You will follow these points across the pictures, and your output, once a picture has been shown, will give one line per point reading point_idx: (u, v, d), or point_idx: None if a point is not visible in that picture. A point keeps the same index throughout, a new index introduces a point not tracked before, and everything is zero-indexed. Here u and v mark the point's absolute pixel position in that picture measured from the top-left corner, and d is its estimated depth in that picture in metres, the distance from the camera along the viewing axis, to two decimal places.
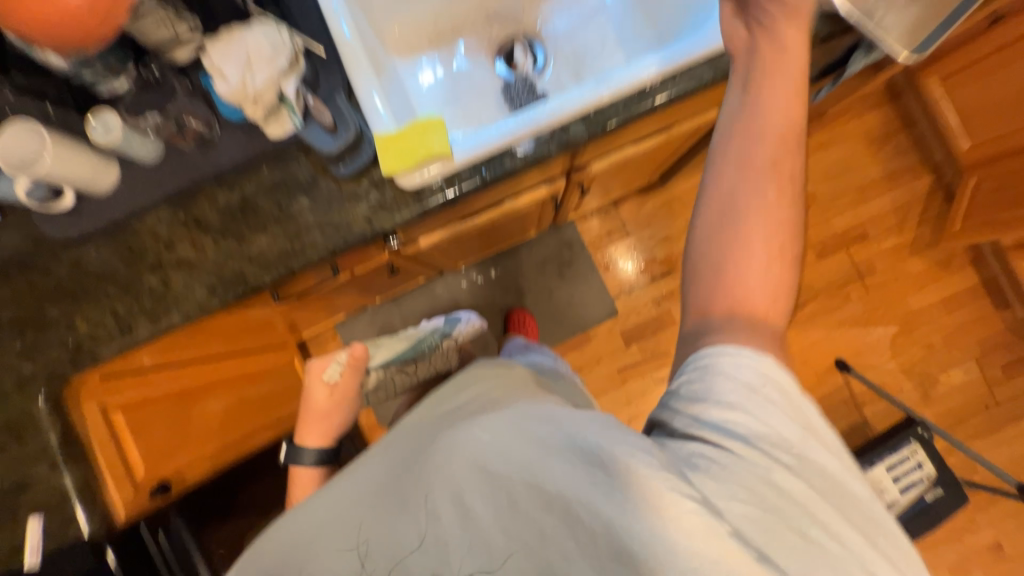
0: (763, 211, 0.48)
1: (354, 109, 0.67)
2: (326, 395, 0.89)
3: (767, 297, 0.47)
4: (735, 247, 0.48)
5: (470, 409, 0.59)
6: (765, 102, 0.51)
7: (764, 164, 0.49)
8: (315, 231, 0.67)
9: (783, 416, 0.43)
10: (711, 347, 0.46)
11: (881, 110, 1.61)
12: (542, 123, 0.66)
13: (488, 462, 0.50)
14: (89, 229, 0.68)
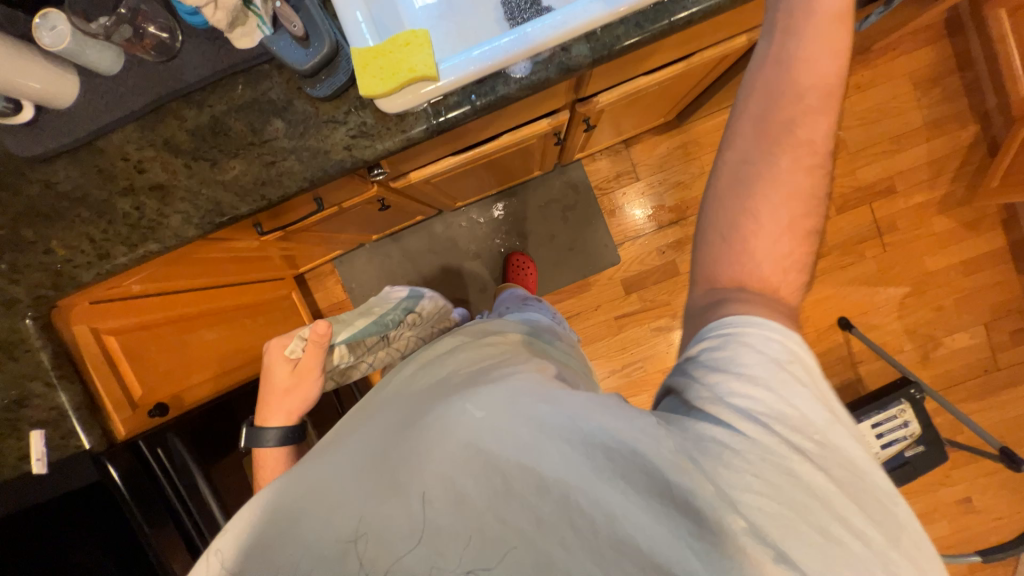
0: (790, 165, 0.48)
1: (329, 18, 0.59)
2: (291, 372, 0.77)
3: (781, 273, 0.48)
4: (751, 209, 0.49)
5: (463, 381, 0.57)
6: (800, 59, 0.48)
7: (787, 128, 0.48)
8: (292, 158, 0.63)
9: (808, 399, 0.42)
10: (734, 317, 0.46)
11: (937, 45, 1.42)
12: (541, 42, 0.58)
13: (482, 438, 0.46)
14: (53, 147, 0.64)
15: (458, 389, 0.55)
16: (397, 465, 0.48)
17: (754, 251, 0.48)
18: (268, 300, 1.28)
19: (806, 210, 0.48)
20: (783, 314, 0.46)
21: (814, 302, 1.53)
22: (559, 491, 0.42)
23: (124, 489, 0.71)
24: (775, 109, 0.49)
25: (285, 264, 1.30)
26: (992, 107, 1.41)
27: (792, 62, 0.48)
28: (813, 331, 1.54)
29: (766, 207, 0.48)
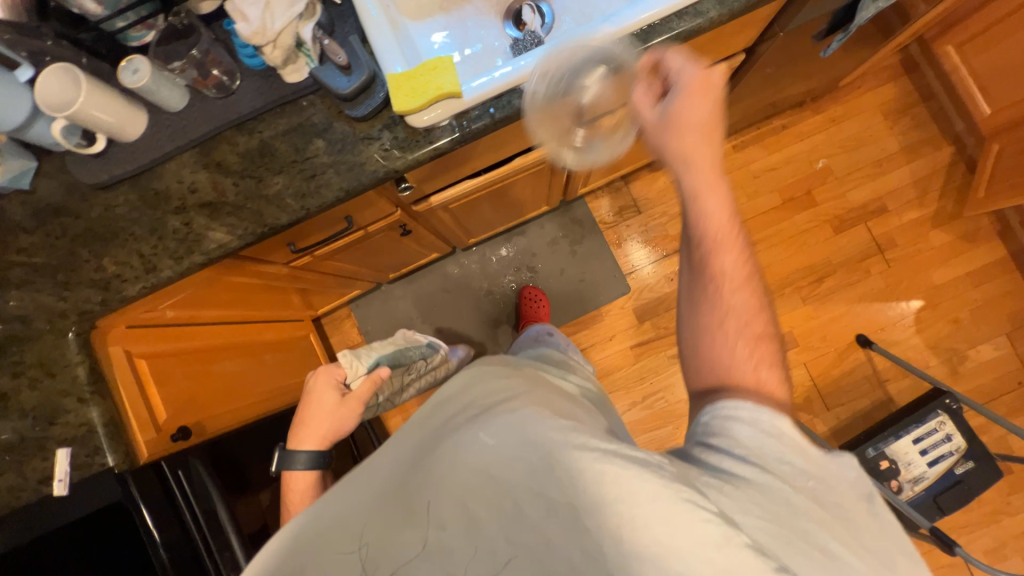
0: (732, 284, 0.55)
1: (368, 53, 0.69)
2: (339, 404, 0.81)
3: (756, 378, 0.52)
4: (715, 330, 0.55)
5: (476, 401, 0.56)
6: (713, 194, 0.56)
7: (725, 253, 0.55)
8: (330, 171, 0.70)
9: (795, 450, 0.46)
10: (724, 399, 0.50)
11: (899, 81, 1.57)
12: (549, 61, 0.67)
13: (491, 465, 0.46)
14: (116, 173, 0.71)
15: (469, 414, 0.52)
16: (411, 490, 0.48)
17: (741, 372, 0.52)
18: (287, 339, 1.30)
19: (761, 319, 0.54)
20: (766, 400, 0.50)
21: (829, 321, 1.53)
22: (565, 514, 0.43)
23: (143, 513, 0.69)
24: (716, 242, 0.55)
25: (304, 304, 1.33)
26: (962, 131, 1.52)
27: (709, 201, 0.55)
28: (832, 350, 1.52)
29: (732, 333, 0.54)
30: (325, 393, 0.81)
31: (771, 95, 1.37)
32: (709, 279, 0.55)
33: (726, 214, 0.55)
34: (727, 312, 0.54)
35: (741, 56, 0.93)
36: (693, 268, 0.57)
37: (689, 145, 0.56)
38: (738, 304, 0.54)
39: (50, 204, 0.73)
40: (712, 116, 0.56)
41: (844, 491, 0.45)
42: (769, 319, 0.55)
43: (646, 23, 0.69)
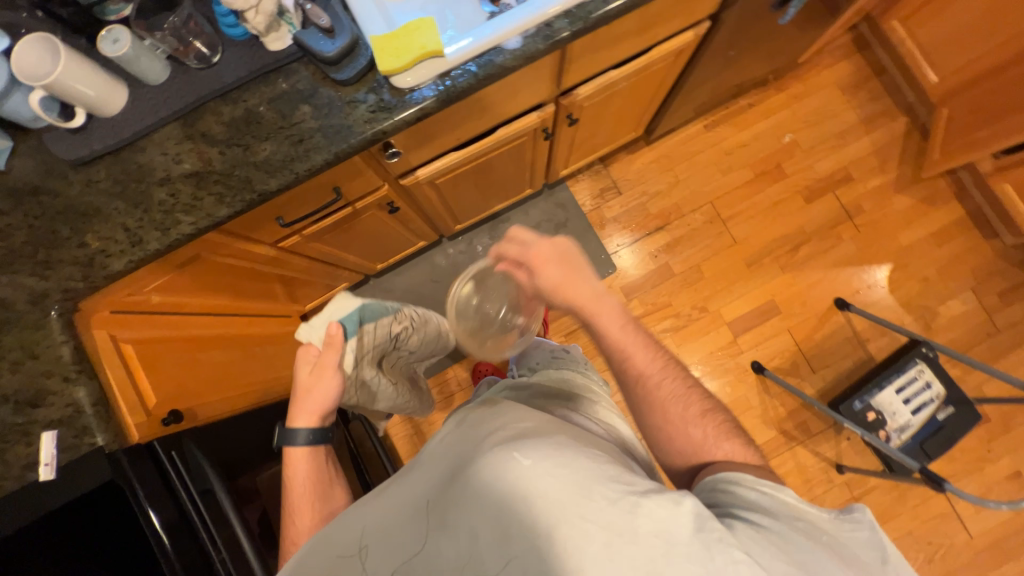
0: (657, 385, 0.67)
1: (350, 18, 0.70)
2: (313, 372, 0.75)
3: (714, 445, 0.64)
4: (667, 425, 0.66)
5: (520, 426, 0.59)
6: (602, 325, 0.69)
7: (639, 363, 0.68)
8: (318, 135, 0.70)
9: (802, 512, 0.53)
10: (723, 472, 0.59)
11: (853, 58, 1.66)
12: (527, 19, 0.70)
13: (531, 488, 0.50)
14: (96, 147, 0.70)
15: (503, 439, 0.56)
16: (450, 506, 0.54)
17: (707, 448, 0.64)
18: (277, 334, 1.28)
19: (697, 398, 0.67)
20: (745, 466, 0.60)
21: (808, 287, 1.59)
22: (597, 537, 0.47)
23: (138, 489, 0.66)
24: (627, 356, 0.68)
25: (291, 298, 1.31)
26: (913, 102, 1.63)
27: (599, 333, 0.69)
28: (813, 315, 1.58)
29: (676, 419, 0.66)
30: (301, 367, 0.77)
31: (737, 73, 1.44)
32: (638, 390, 0.68)
33: (623, 328, 0.69)
34: (664, 407, 0.66)
35: (706, 24, 0.98)
36: (625, 380, 0.70)
37: (572, 291, 0.69)
38: (667, 395, 0.67)
39: (27, 184, 0.71)
40: (564, 257, 0.71)
41: (855, 551, 0.51)
42: (703, 393, 0.68)
43: None
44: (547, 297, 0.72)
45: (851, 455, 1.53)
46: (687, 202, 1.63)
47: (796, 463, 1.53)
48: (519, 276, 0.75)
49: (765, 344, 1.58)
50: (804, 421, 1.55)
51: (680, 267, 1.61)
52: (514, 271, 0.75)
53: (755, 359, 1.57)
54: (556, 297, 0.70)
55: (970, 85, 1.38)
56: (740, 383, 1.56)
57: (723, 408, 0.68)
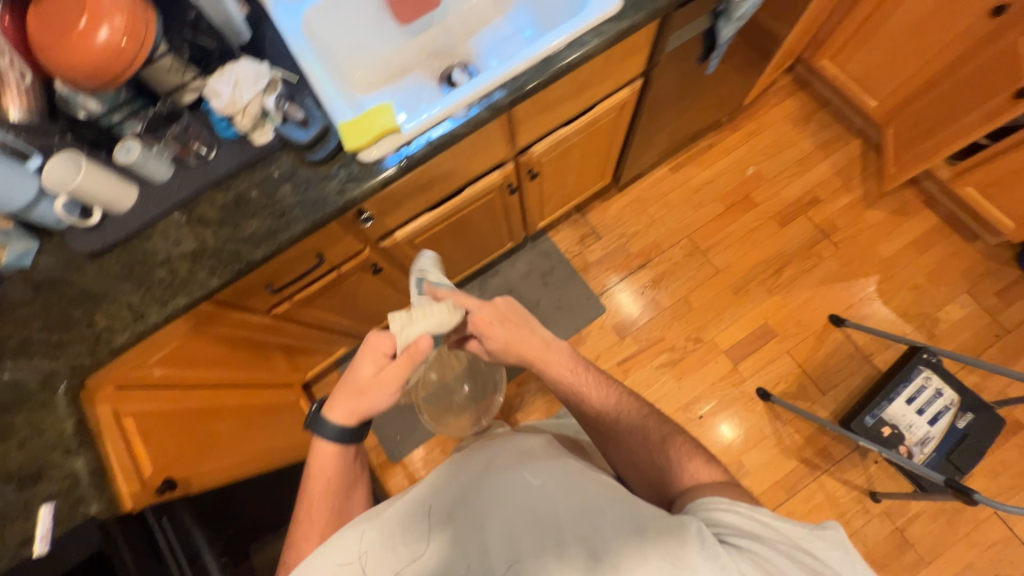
0: (614, 414, 0.72)
1: (321, 110, 0.83)
2: (376, 375, 0.71)
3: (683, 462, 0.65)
4: (635, 453, 0.69)
5: (529, 451, 0.69)
6: (551, 371, 0.77)
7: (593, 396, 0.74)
8: (296, 208, 0.80)
9: (782, 535, 0.51)
10: (703, 497, 0.57)
11: (797, 95, 1.81)
12: (470, 94, 0.83)
13: (539, 502, 0.59)
14: (108, 239, 0.80)
15: (515, 462, 0.66)
16: (466, 511, 0.61)
17: (678, 469, 0.64)
18: (277, 403, 1.30)
19: (659, 420, 0.71)
20: (728, 491, 0.58)
21: (801, 307, 1.60)
22: (598, 554, 0.52)
23: (128, 563, 0.67)
24: (579, 393, 0.75)
25: (292, 367, 1.35)
26: (863, 125, 1.74)
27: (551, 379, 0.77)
28: (811, 334, 1.57)
29: (636, 448, 0.69)
30: (363, 358, 0.72)
31: (692, 120, 1.57)
32: (598, 425, 0.73)
33: (573, 371, 0.77)
34: (624, 438, 0.70)
35: (640, 80, 1.11)
36: (588, 420, 0.74)
37: (520, 347, 0.79)
38: (624, 427, 0.71)
39: (48, 277, 0.81)
40: (506, 318, 0.81)
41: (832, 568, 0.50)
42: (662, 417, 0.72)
43: (544, 55, 0.85)
44: (501, 356, 0.81)
45: (883, 480, 1.43)
46: (665, 239, 1.70)
47: (825, 495, 1.44)
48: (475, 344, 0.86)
49: (767, 370, 1.55)
50: (825, 447, 1.48)
51: (669, 301, 1.63)
52: (468, 343, 0.86)
53: (760, 386, 1.53)
54: (507, 353, 0.80)
55: (909, 103, 1.48)
56: (750, 412, 1.52)
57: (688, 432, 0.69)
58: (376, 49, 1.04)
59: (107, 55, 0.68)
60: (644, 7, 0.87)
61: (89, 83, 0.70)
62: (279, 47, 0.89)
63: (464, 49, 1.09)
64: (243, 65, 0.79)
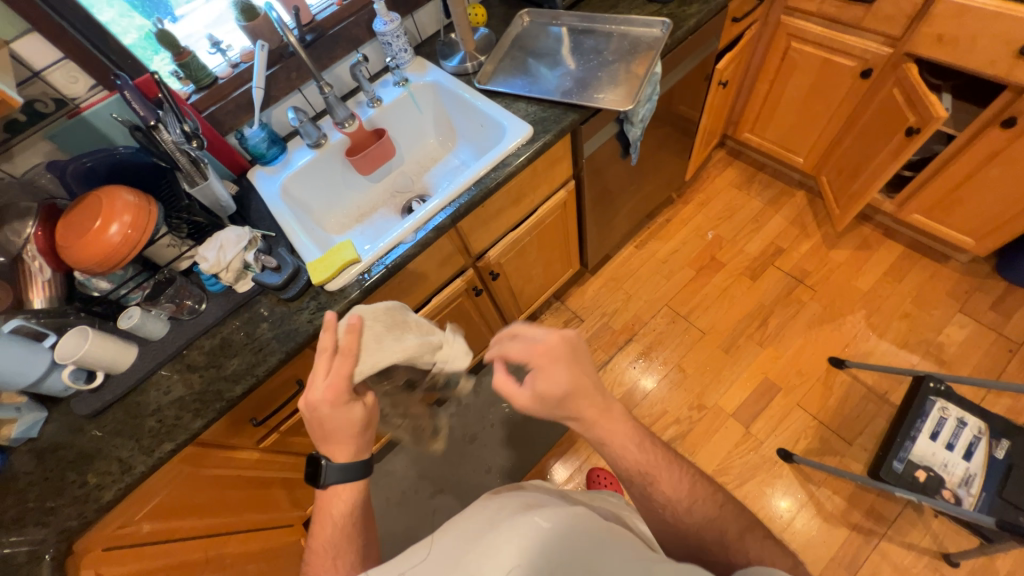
0: (686, 493, 0.60)
1: (293, 256, 0.97)
2: (352, 408, 0.62)
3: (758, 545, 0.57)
4: (714, 534, 0.58)
5: (537, 499, 0.56)
6: (617, 451, 0.60)
7: (662, 465, 0.60)
8: (272, 341, 0.90)
9: None
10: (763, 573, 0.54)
11: (734, 165, 2.00)
12: (419, 219, 0.96)
13: (550, 551, 0.46)
14: (107, 398, 0.88)
15: (523, 505, 0.54)
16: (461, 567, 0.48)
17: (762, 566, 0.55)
18: (275, 547, 1.24)
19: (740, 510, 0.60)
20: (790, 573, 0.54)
21: (797, 354, 1.57)
22: None
23: None
24: (647, 473, 0.59)
25: (291, 503, 1.29)
26: (801, 178, 1.89)
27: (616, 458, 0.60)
28: (816, 382, 1.51)
29: (714, 542, 0.57)
30: (320, 377, 0.60)
31: (643, 202, 1.72)
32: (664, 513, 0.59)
33: (642, 445, 0.61)
34: (699, 532, 0.58)
35: (574, 181, 1.28)
36: (649, 506, 0.60)
37: (579, 403, 0.59)
38: (699, 520, 0.58)
39: (51, 443, 0.86)
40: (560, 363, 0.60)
41: None
42: (737, 508, 0.61)
43: (477, 178, 1.01)
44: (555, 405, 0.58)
45: (953, 537, 1.25)
46: (645, 310, 1.74)
47: (893, 567, 1.25)
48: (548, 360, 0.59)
49: (781, 428, 1.46)
50: (874, 507, 1.32)
51: (665, 372, 1.62)
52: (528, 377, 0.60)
53: (780, 446, 1.43)
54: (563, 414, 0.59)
55: (830, 153, 1.64)
56: (777, 479, 1.40)
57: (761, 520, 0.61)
58: (346, 197, 1.24)
59: (115, 244, 0.83)
60: (552, 129, 1.05)
61: (98, 266, 0.84)
62: (262, 212, 1.07)
63: (421, 183, 1.28)
64: (228, 230, 0.94)
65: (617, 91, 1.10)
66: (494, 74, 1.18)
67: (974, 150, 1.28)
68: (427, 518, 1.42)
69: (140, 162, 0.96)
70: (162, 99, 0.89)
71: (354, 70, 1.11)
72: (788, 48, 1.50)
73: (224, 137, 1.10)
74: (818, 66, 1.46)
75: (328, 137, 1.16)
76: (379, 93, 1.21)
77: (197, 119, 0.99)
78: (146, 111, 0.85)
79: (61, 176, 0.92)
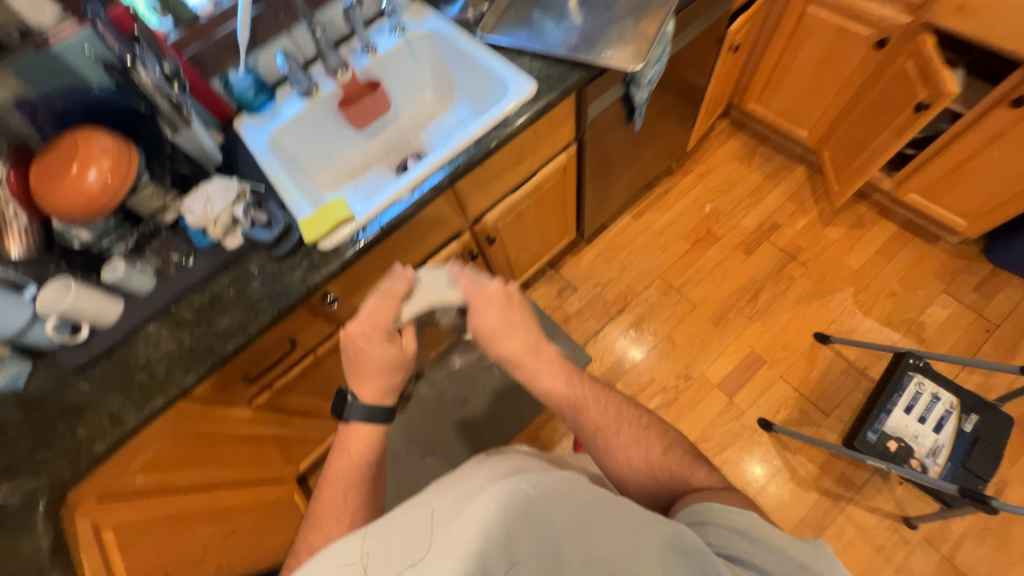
0: (611, 421, 0.64)
1: (284, 212, 0.93)
2: (389, 346, 0.68)
3: (673, 458, 0.63)
4: (638, 454, 0.63)
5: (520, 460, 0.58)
6: (547, 388, 0.65)
7: (590, 396, 0.65)
8: (264, 299, 0.88)
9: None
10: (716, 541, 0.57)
11: (736, 136, 1.96)
12: (413, 179, 0.93)
13: (541, 516, 0.48)
14: (95, 351, 0.86)
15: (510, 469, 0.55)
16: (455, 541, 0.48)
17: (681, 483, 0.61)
18: (270, 500, 1.27)
19: (665, 433, 0.66)
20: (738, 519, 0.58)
21: (785, 328, 1.60)
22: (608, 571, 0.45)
23: None
24: (575, 405, 0.64)
25: (284, 459, 1.31)
26: (803, 153, 1.87)
27: (546, 395, 0.65)
28: (800, 355, 1.55)
29: (640, 464, 0.62)
30: (364, 312, 0.69)
31: (643, 171, 1.69)
32: (591, 438, 0.64)
33: (568, 380, 0.66)
34: (627, 454, 0.63)
35: (575, 145, 1.24)
36: (581, 433, 0.65)
37: (507, 340, 0.66)
38: (626, 443, 0.63)
39: (38, 395, 0.85)
40: (505, 307, 0.69)
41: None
42: (660, 429, 0.66)
43: (476, 139, 0.97)
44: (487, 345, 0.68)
45: (914, 502, 1.34)
46: (638, 281, 1.75)
47: (857, 528, 1.33)
48: (480, 306, 0.69)
49: (764, 399, 1.51)
50: (844, 474, 1.40)
51: (654, 342, 1.64)
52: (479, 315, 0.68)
53: (761, 416, 1.49)
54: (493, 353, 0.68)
55: (835, 127, 1.61)
56: (756, 446, 1.46)
57: (682, 438, 0.67)
58: (338, 152, 1.18)
59: (97, 192, 0.79)
60: (557, 87, 1.01)
61: (80, 216, 0.80)
62: (249, 164, 1.02)
63: (417, 141, 1.23)
64: (216, 183, 0.90)
65: (625, 49, 1.05)
66: (497, 25, 1.11)
67: (980, 129, 1.26)
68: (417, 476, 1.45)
69: (117, 104, 0.90)
70: (138, 36, 0.85)
71: (347, 13, 1.03)
72: (804, 14, 1.44)
73: (207, 81, 1.03)
74: (832, 33, 1.41)
75: (319, 87, 1.10)
76: (374, 41, 1.14)
77: (177, 60, 0.92)
78: (121, 47, 0.83)
79: (33, 117, 0.87)
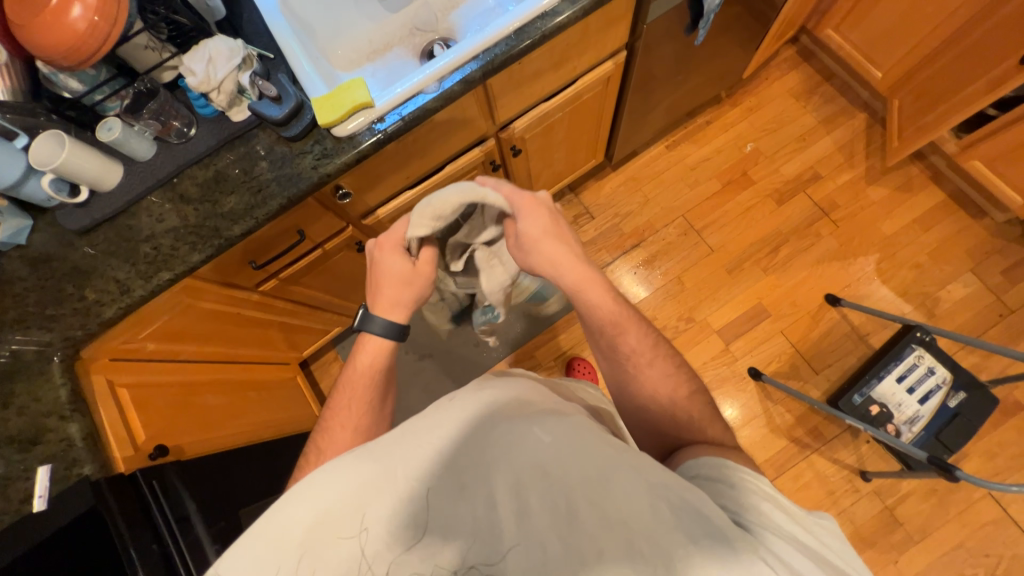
0: (645, 350, 0.67)
1: (295, 87, 0.84)
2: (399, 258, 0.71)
3: (693, 404, 0.65)
4: (665, 389, 0.66)
5: (530, 398, 0.59)
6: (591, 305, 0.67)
7: (629, 322, 0.67)
8: (273, 183, 0.83)
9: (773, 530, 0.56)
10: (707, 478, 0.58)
11: (800, 68, 1.74)
12: (440, 69, 0.82)
13: (551, 464, 0.50)
14: (96, 215, 0.82)
15: (521, 411, 0.56)
16: (465, 476, 0.50)
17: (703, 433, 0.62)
18: (275, 381, 1.34)
19: (690, 377, 0.68)
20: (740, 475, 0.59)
21: (798, 286, 1.57)
22: (615, 528, 0.45)
23: (120, 524, 0.72)
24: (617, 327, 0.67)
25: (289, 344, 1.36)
26: (868, 99, 1.68)
27: (589, 312, 0.67)
28: (806, 314, 1.55)
29: (665, 401, 0.65)
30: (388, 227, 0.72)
31: (689, 96, 1.52)
32: (625, 359, 0.67)
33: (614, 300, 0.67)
34: (655, 388, 0.66)
35: (625, 52, 1.10)
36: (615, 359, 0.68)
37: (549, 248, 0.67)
38: (656, 376, 0.67)
39: (42, 253, 0.83)
40: (552, 217, 0.69)
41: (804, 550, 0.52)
42: (688, 374, 0.69)
43: (517, 27, 0.84)
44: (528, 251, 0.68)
45: (875, 459, 1.43)
46: (659, 218, 1.67)
47: (815, 474, 1.44)
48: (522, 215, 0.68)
49: (759, 350, 1.54)
50: (816, 427, 1.47)
51: (663, 282, 1.62)
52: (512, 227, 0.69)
53: (752, 365, 1.52)
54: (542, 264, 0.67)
55: (914, 72, 1.42)
56: (741, 392, 1.51)
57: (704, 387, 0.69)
58: (357, 25, 1.04)
59: (81, 32, 0.69)
60: None
61: (66, 60, 0.71)
62: (257, 26, 0.90)
63: (446, 24, 1.07)
64: (217, 41, 0.80)
65: None
66: None
67: None
68: (414, 376, 1.53)
69: None
70: None
71: None
72: None
73: None
74: None
75: None
76: None
77: None
78: None
79: None
